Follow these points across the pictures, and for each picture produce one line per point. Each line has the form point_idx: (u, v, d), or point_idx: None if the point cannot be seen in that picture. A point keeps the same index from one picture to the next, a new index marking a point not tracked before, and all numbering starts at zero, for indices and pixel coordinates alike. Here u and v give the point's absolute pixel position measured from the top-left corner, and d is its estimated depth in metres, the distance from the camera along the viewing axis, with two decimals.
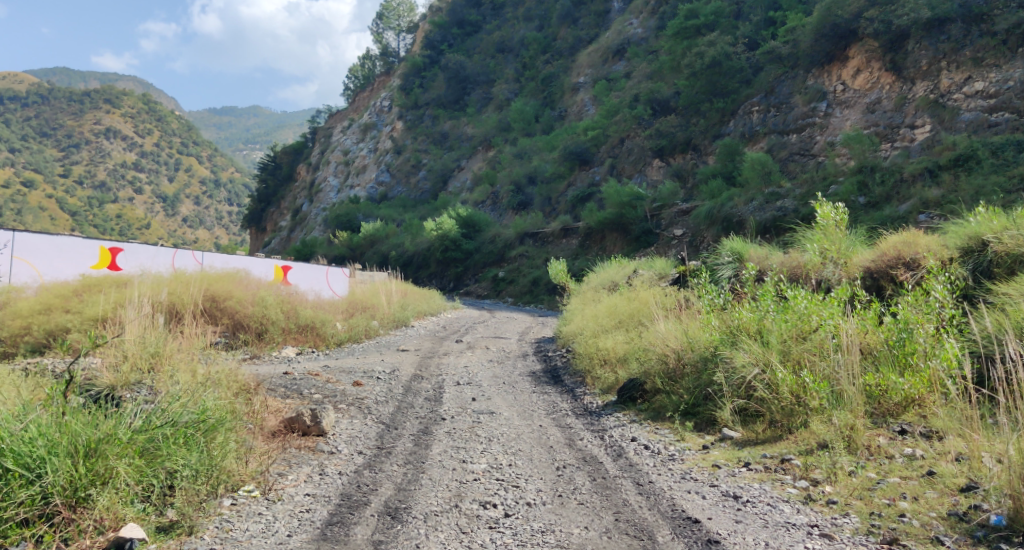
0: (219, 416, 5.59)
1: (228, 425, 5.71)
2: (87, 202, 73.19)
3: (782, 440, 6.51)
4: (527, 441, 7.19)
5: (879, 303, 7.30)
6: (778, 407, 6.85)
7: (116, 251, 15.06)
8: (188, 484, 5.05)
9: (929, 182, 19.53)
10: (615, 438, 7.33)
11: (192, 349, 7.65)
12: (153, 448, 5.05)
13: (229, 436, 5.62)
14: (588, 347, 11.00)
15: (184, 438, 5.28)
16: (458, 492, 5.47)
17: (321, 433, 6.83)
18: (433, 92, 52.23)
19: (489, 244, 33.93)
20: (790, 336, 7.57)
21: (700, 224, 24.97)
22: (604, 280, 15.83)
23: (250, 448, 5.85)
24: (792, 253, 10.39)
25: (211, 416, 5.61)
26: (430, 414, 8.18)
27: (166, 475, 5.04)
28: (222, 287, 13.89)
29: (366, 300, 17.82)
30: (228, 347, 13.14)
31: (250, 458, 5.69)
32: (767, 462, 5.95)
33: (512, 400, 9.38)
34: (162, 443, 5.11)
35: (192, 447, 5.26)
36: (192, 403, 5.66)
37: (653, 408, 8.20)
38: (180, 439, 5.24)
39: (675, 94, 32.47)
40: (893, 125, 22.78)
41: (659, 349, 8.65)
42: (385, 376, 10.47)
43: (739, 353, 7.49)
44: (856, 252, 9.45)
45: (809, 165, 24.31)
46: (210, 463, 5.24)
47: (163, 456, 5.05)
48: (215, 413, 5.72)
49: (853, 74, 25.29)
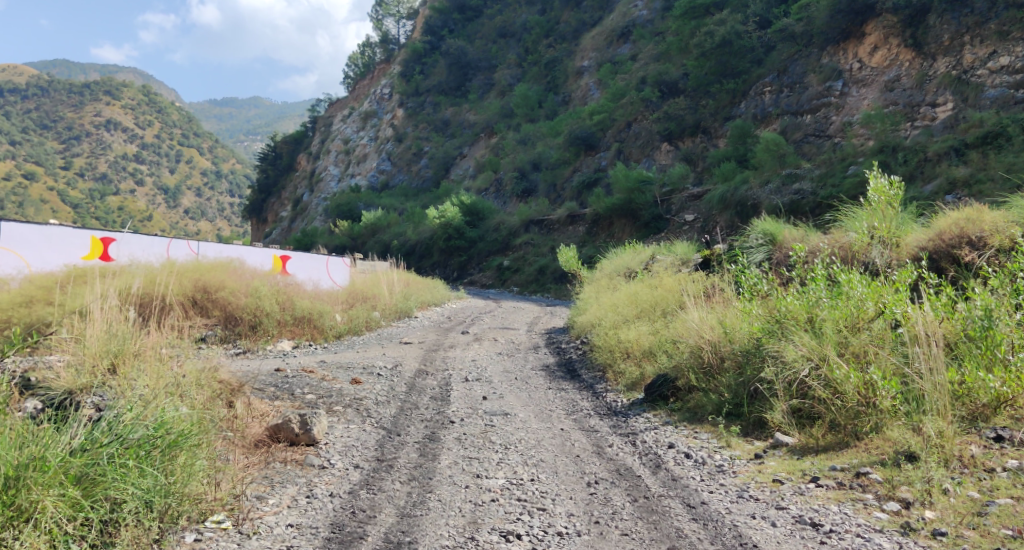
0: (182, 431, 4.65)
1: (195, 437, 4.79)
2: (89, 193, 72.25)
3: (849, 448, 5.59)
4: (549, 448, 6.27)
5: (952, 288, 6.35)
6: (842, 408, 5.94)
7: (108, 240, 14.18)
8: (135, 517, 4.17)
9: (955, 161, 18.45)
10: (649, 445, 6.40)
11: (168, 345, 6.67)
12: (93, 472, 4.16)
13: (194, 453, 4.68)
14: (609, 340, 10.03)
15: (136, 459, 4.37)
16: (473, 518, 4.61)
17: (312, 443, 5.93)
18: (434, 78, 51.16)
19: (493, 232, 32.91)
20: (845, 326, 6.63)
21: (712, 209, 23.97)
22: (619, 266, 14.85)
23: (224, 466, 4.92)
24: (834, 232, 9.45)
25: (174, 431, 4.67)
26: (436, 417, 7.25)
27: (110, 507, 4.17)
28: (214, 277, 12.94)
29: (367, 290, 16.85)
30: (219, 341, 12.22)
31: (222, 478, 4.78)
32: (839, 477, 5.02)
33: (527, 398, 8.45)
34: (106, 466, 4.22)
35: (144, 470, 4.35)
36: (149, 415, 4.72)
37: (688, 408, 7.27)
38: (128, 463, 4.32)
39: (683, 76, 31.45)
40: (913, 104, 21.76)
41: (692, 343, 7.73)
42: (386, 372, 9.53)
43: (789, 348, 6.57)
44: (909, 230, 8.50)
45: (825, 146, 23.32)
46: (164, 490, 4.33)
47: (106, 482, 4.16)
48: (180, 425, 4.77)
49: (871, 51, 24.19)
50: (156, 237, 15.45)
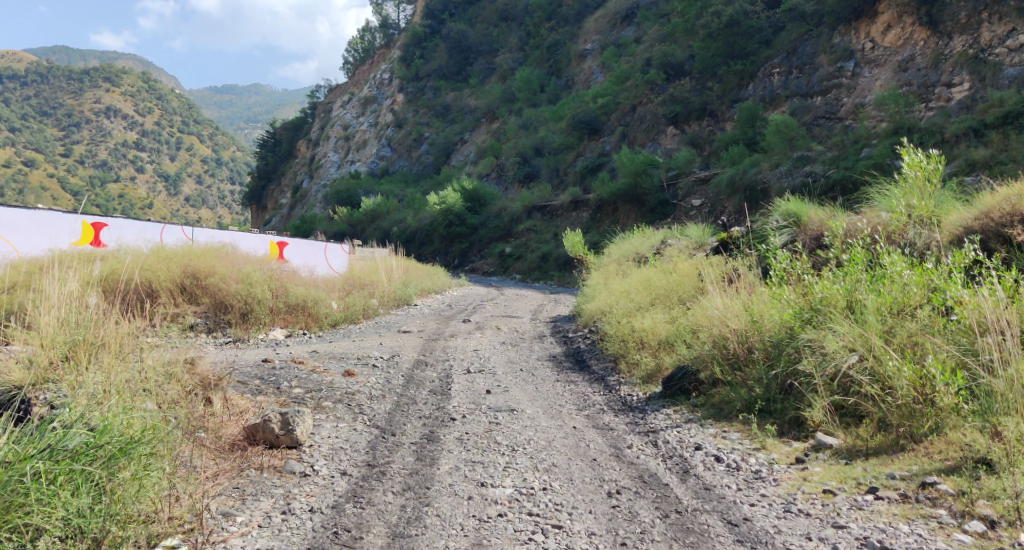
0: (128, 439, 3.99)
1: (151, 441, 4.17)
2: (89, 180, 71.52)
3: (905, 452, 4.94)
4: (561, 450, 5.59)
5: (1013, 271, 5.68)
6: (895, 407, 5.28)
7: (100, 226, 13.58)
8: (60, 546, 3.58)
9: (974, 142, 17.68)
10: (674, 446, 5.75)
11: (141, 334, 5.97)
12: (11, 493, 3.56)
13: (146, 463, 4.05)
14: (621, 328, 9.34)
15: (68, 475, 3.76)
16: (479, 540, 4.00)
17: (295, 445, 5.25)
18: (435, 62, 50.24)
19: (495, 219, 32.16)
20: (890, 314, 5.97)
21: (720, 194, 23.23)
22: (627, 251, 14.15)
23: (184, 476, 4.31)
24: (865, 212, 8.75)
25: (117, 439, 4.01)
26: (435, 413, 6.58)
27: (31, 534, 3.58)
28: (204, 263, 12.26)
29: (365, 276, 16.16)
30: (209, 330, 11.52)
31: (180, 491, 4.18)
32: (902, 487, 4.35)
33: (533, 391, 7.78)
34: (29, 484, 3.61)
35: (78, 488, 3.74)
36: (91, 420, 4.09)
37: (712, 403, 6.60)
38: (54, 482, 3.69)
39: (689, 58, 30.60)
40: (927, 84, 20.97)
41: (715, 332, 7.08)
42: (383, 363, 8.83)
43: (830, 338, 5.90)
44: (951, 209, 7.82)
45: (836, 129, 22.52)
46: (100, 512, 3.72)
47: (26, 505, 3.56)
48: (131, 427, 4.13)
49: (883, 30, 23.36)
50: (149, 222, 14.83)
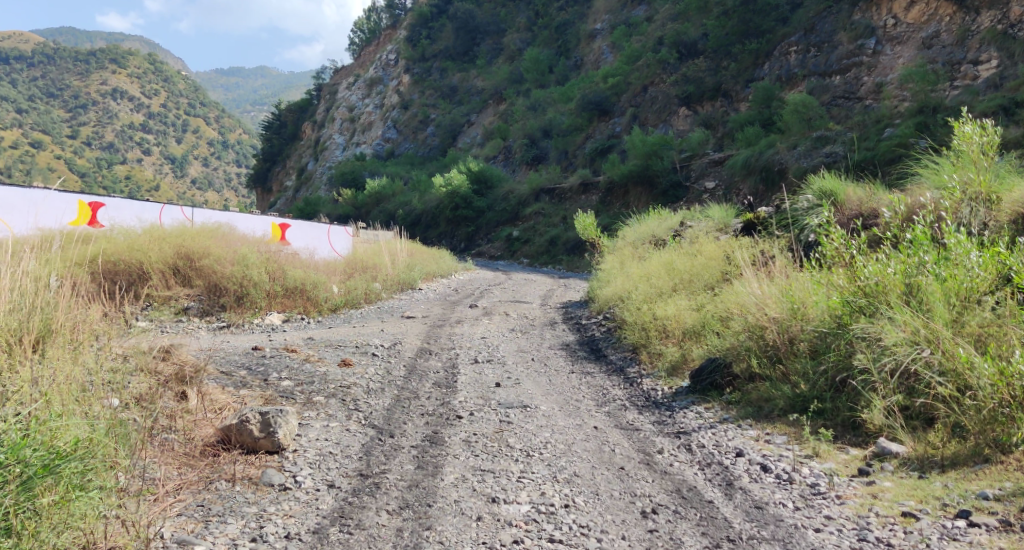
0: (53, 455, 3.34)
1: (85, 456, 3.54)
2: (96, 162, 70.81)
3: (992, 466, 4.21)
4: (582, 457, 4.86)
5: None
6: (974, 409, 4.54)
7: (97, 206, 12.88)
8: None
9: (1004, 120, 16.75)
10: (712, 452, 5.04)
11: (96, 330, 5.26)
12: None
13: (75, 481, 3.43)
14: (642, 315, 8.59)
15: None
16: None
17: (276, 450, 4.53)
18: (442, 43, 49.24)
19: (502, 201, 31.30)
20: (955, 303, 5.23)
21: (735, 175, 22.37)
22: (642, 233, 13.38)
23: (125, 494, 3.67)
24: (910, 189, 7.95)
25: (39, 456, 3.36)
26: (439, 410, 5.87)
27: None
28: (198, 243, 11.51)
29: (368, 259, 15.43)
30: (201, 314, 10.80)
31: (122, 512, 3.57)
32: (1000, 512, 3.69)
33: (547, 385, 7.08)
34: None
35: None
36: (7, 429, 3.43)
37: (751, 401, 5.87)
38: None
39: (703, 36, 29.58)
40: (953, 62, 20.02)
41: (750, 321, 6.35)
42: (383, 352, 8.08)
43: (889, 330, 5.16)
44: (1011, 183, 7.00)
45: (856, 109, 21.62)
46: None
47: None
48: (57, 437, 3.47)
49: (907, 6, 22.36)
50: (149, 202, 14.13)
